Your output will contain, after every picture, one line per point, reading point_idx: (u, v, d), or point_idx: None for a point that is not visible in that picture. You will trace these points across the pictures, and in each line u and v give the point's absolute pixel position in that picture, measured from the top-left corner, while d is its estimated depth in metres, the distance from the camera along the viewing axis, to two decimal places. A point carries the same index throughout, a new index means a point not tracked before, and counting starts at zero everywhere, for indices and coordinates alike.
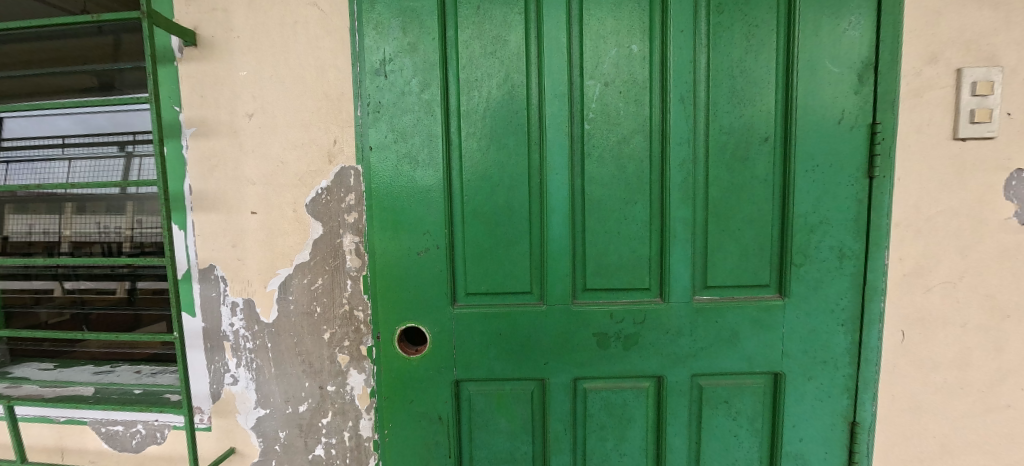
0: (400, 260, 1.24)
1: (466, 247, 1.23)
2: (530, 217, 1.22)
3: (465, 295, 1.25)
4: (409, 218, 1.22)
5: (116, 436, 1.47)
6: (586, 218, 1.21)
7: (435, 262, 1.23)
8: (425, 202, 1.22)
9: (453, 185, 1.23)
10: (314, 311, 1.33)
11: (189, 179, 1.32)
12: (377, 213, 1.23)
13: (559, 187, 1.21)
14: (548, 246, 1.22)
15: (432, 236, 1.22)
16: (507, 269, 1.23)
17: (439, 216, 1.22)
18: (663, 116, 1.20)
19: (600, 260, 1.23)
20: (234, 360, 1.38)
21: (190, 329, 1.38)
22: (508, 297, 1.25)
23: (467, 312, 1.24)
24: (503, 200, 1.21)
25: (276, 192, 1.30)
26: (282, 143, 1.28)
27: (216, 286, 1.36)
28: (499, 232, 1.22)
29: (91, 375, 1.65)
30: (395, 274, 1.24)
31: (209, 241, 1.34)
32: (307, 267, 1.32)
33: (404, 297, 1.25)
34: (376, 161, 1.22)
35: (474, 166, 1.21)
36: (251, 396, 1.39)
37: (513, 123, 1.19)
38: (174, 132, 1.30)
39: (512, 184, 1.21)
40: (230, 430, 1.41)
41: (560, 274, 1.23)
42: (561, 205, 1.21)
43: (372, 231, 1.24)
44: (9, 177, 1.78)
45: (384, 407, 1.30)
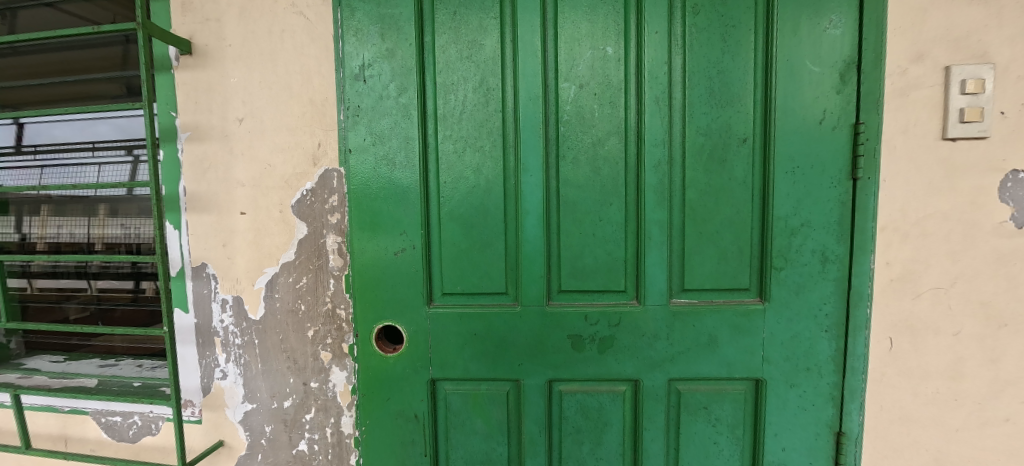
0: (377, 260, 1.26)
1: (443, 249, 1.25)
2: (506, 219, 1.22)
3: (442, 295, 1.26)
4: (387, 219, 1.25)
5: (114, 426, 1.54)
6: (561, 220, 1.22)
7: (412, 262, 1.25)
8: (402, 202, 1.24)
9: (429, 187, 1.25)
10: (298, 309, 1.37)
11: (184, 181, 1.39)
12: (356, 214, 1.26)
13: (535, 189, 1.21)
14: (524, 247, 1.22)
15: (408, 237, 1.24)
16: (484, 270, 1.24)
17: (416, 217, 1.24)
18: (639, 117, 1.19)
19: (575, 262, 1.22)
20: (224, 356, 1.44)
21: (183, 325, 1.44)
22: (485, 298, 1.26)
23: (443, 311, 1.25)
24: (479, 202, 1.22)
25: (263, 194, 1.35)
26: (270, 146, 1.33)
27: (207, 283, 1.41)
28: (474, 234, 1.23)
29: (97, 367, 1.74)
30: (373, 274, 1.27)
31: (202, 240, 1.40)
32: (292, 266, 1.36)
33: (381, 297, 1.27)
34: (356, 164, 1.25)
35: (451, 169, 1.23)
36: (239, 391, 1.44)
37: (487, 126, 1.21)
38: (170, 136, 1.38)
39: (487, 187, 1.22)
40: (219, 423, 1.46)
41: (534, 275, 1.23)
42: (536, 207, 1.21)
43: (350, 232, 1.26)
44: (42, 181, 1.84)
45: (362, 405, 1.32)
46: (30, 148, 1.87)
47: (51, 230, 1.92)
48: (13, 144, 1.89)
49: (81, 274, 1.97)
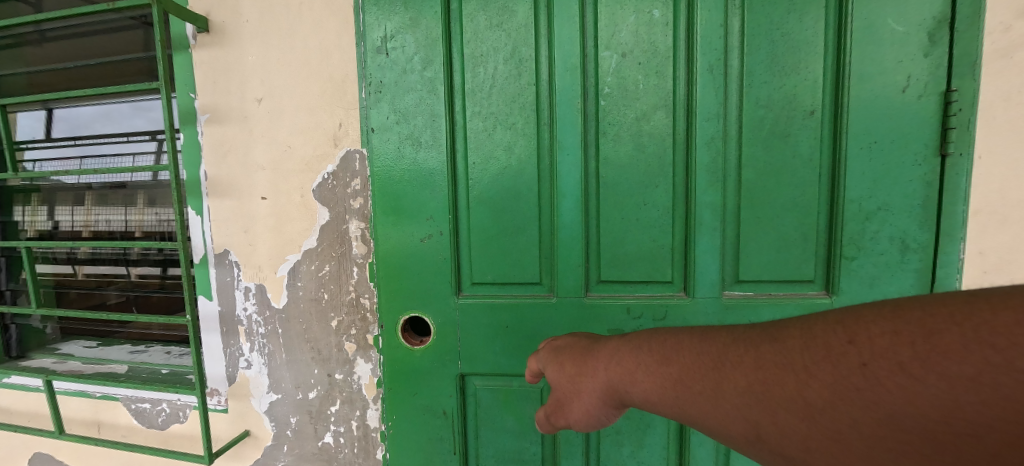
0: (402, 246, 1.18)
1: (471, 235, 1.16)
2: (541, 203, 1.12)
3: (470, 284, 1.18)
4: (412, 203, 1.17)
5: (144, 413, 1.54)
6: (600, 204, 1.10)
7: (439, 249, 1.17)
8: (428, 185, 1.15)
9: (458, 169, 1.16)
10: (321, 297, 1.31)
11: (205, 165, 1.34)
12: (380, 199, 1.18)
13: (572, 169, 1.10)
14: (559, 233, 1.12)
15: (435, 222, 1.16)
16: (517, 258, 1.15)
17: (443, 201, 1.15)
18: (690, 88, 1.07)
19: (615, 250, 1.11)
20: (248, 345, 1.40)
21: (208, 313, 1.41)
22: (517, 288, 1.17)
23: (472, 302, 1.17)
24: (512, 184, 1.12)
25: (284, 177, 1.29)
26: (289, 127, 1.26)
27: (230, 271, 1.37)
28: (505, 219, 1.14)
29: (127, 354, 1.75)
30: (397, 262, 1.19)
31: (224, 226, 1.36)
32: (314, 253, 1.30)
33: (407, 286, 1.20)
34: (378, 144, 1.17)
35: (480, 149, 1.13)
36: (264, 381, 1.40)
37: (519, 101, 1.11)
38: (190, 119, 1.33)
39: (519, 167, 1.12)
40: (244, 413, 1.44)
41: (571, 264, 1.13)
42: (574, 190, 1.10)
43: (374, 217, 1.19)
44: (85, 180, 1.84)
45: (388, 399, 1.26)
46: (70, 139, 1.84)
47: (94, 218, 1.86)
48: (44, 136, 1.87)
49: (120, 259, 1.92)
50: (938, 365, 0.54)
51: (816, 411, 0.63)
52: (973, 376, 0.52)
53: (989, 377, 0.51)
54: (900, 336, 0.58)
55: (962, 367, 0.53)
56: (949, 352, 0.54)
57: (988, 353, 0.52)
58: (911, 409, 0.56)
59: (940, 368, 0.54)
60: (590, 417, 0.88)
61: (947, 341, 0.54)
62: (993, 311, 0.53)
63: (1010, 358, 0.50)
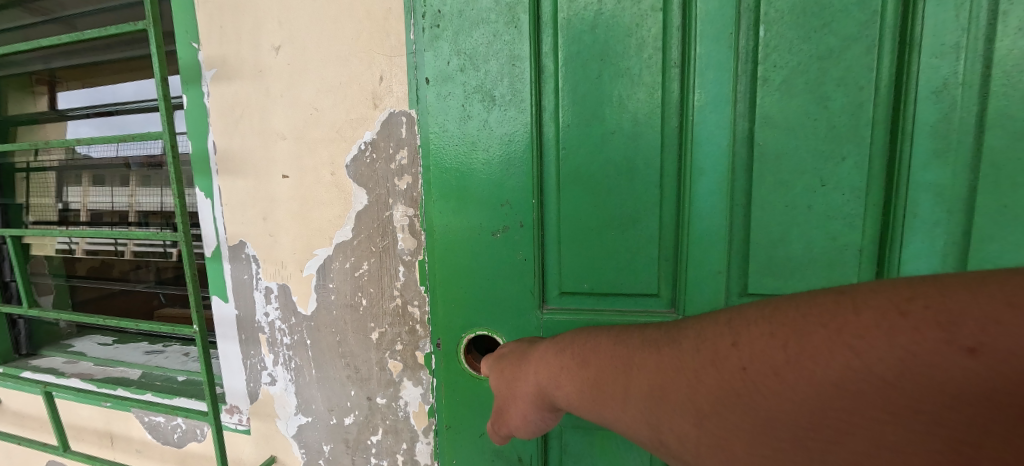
0: (467, 241, 0.87)
1: (562, 229, 0.83)
2: (665, 184, 0.79)
3: (559, 295, 0.87)
4: (480, 185, 0.84)
5: (158, 427, 1.32)
6: (754, 185, 0.76)
7: (517, 247, 0.85)
8: (504, 160, 0.82)
9: (545, 135, 0.82)
10: (358, 303, 1.04)
11: (213, 135, 1.07)
12: (436, 176, 0.87)
13: (715, 135, 0.76)
14: (692, 226, 0.79)
15: (512, 210, 0.84)
16: (626, 261, 0.82)
17: (525, 181, 0.82)
18: (908, 9, 0.68)
19: (772, 252, 0.77)
20: (271, 357, 1.15)
21: (225, 317, 1.16)
22: (624, 302, 0.84)
23: (563, 318, 0.86)
24: (624, 157, 0.78)
25: (310, 150, 1.00)
26: (316, 83, 0.97)
27: (248, 267, 1.11)
28: (612, 205, 0.80)
29: (142, 355, 1.55)
30: (459, 262, 0.88)
31: (238, 212, 1.09)
32: (349, 248, 1.01)
33: (472, 295, 0.89)
34: (431, 102, 0.84)
35: (579, 106, 0.79)
36: (291, 400, 1.15)
37: (638, 35, 0.75)
38: (193, 76, 1.05)
39: (635, 133, 0.77)
40: (269, 436, 1.20)
41: (708, 268, 0.80)
42: (717, 165, 0.77)
43: (428, 200, 0.88)
44: (121, 155, 1.55)
45: (447, 436, 0.98)
46: (107, 109, 1.58)
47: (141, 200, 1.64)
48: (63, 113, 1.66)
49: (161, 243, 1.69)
50: (828, 367, 0.41)
51: (701, 421, 0.49)
52: (873, 381, 0.39)
53: (893, 383, 0.38)
54: (786, 333, 0.44)
55: (861, 371, 0.39)
56: (841, 350, 0.40)
57: (888, 355, 0.38)
58: (791, 417, 0.43)
59: (834, 369, 0.40)
60: (530, 425, 0.72)
61: (842, 336, 0.40)
62: (908, 302, 0.39)
63: (913, 362, 0.37)
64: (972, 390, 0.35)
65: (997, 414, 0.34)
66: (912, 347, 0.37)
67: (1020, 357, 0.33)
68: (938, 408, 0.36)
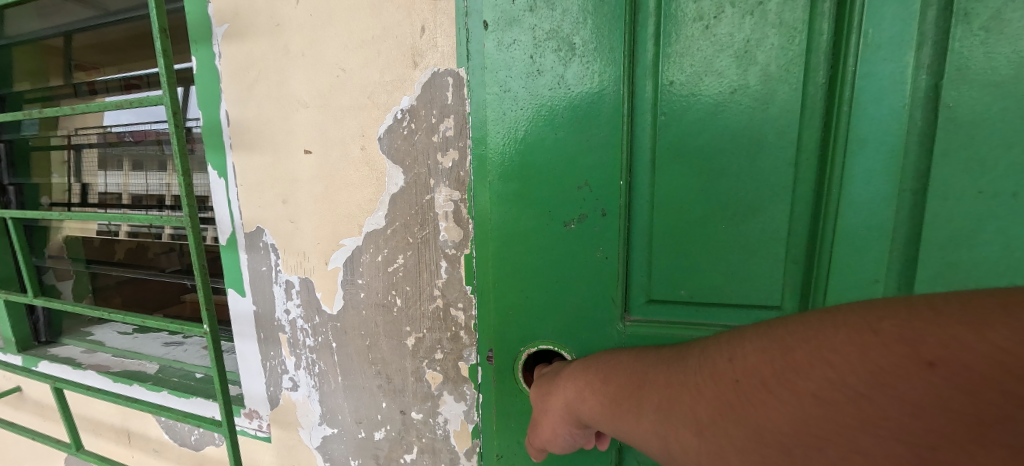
0: (537, 233, 0.75)
1: (659, 212, 0.72)
2: (796, 162, 0.67)
3: (646, 303, 0.76)
4: (548, 163, 0.72)
5: (175, 428, 1.22)
6: (932, 170, 0.63)
7: (596, 241, 0.74)
8: (589, 130, 0.70)
9: (639, 100, 0.70)
10: (392, 303, 0.88)
11: (225, 103, 0.92)
12: (500, 153, 0.74)
13: (882, 99, 0.62)
14: (840, 222, 0.67)
15: (595, 192, 0.72)
16: (744, 258, 0.71)
17: (613, 156, 0.71)
18: None
19: (950, 255, 0.64)
20: (293, 360, 1.01)
21: (242, 313, 1.03)
22: (729, 316, 0.74)
23: (650, 331, 0.76)
24: (747, 126, 0.67)
25: (337, 120, 0.84)
26: (345, 37, 0.80)
27: (266, 258, 0.97)
28: (723, 185, 0.69)
29: (161, 347, 1.45)
30: (526, 258, 0.77)
31: (254, 194, 0.94)
32: (381, 238, 0.86)
33: (540, 293, 0.78)
34: (491, 58, 0.71)
35: (692, 63, 0.67)
36: (314, 408, 1.02)
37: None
38: (202, 33, 0.90)
39: (761, 103, 0.66)
40: (292, 446, 1.07)
41: (855, 267, 0.68)
42: (880, 145, 0.64)
43: (486, 182, 0.75)
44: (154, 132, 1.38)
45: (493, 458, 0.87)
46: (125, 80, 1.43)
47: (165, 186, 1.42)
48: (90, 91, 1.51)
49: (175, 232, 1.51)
50: (810, 380, 0.43)
51: (702, 433, 0.50)
52: (847, 392, 0.41)
53: (864, 394, 0.41)
54: (774, 349, 0.47)
55: (834, 383, 0.42)
56: (822, 364, 0.43)
57: (860, 366, 0.41)
58: (780, 430, 0.45)
59: (813, 381, 0.43)
60: (560, 440, 0.69)
61: (820, 352, 0.43)
62: (880, 321, 0.41)
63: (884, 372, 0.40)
64: (931, 399, 0.38)
65: (950, 421, 0.37)
66: (879, 360, 0.40)
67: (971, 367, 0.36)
68: (903, 416, 0.39)
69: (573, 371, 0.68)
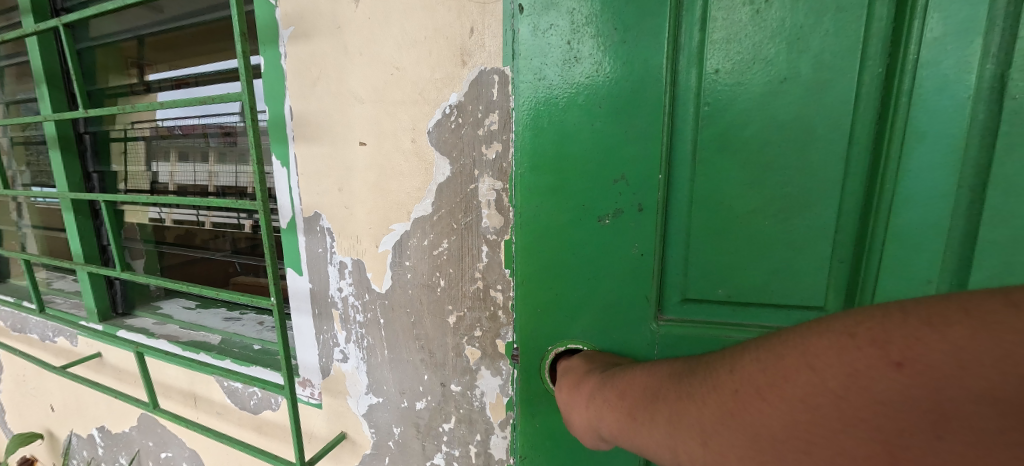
0: (574, 228, 0.82)
1: (698, 198, 0.78)
2: (843, 157, 0.72)
3: (680, 302, 0.83)
4: (592, 153, 0.79)
5: (237, 393, 1.35)
6: (994, 168, 0.66)
7: (630, 229, 0.80)
8: (630, 131, 0.77)
9: (679, 103, 0.76)
10: (436, 284, 0.96)
11: (289, 99, 1.01)
12: (535, 150, 0.81)
13: (943, 93, 0.66)
14: (893, 222, 0.71)
15: (631, 189, 0.78)
16: (782, 245, 0.76)
17: (653, 155, 0.77)
18: None
19: (1008, 250, 0.68)
20: (343, 334, 1.11)
21: (299, 290, 1.13)
22: (768, 315, 0.80)
23: (683, 326, 0.83)
24: (791, 117, 0.72)
25: (390, 114, 0.92)
26: (399, 38, 0.88)
27: (323, 240, 1.06)
28: (766, 181, 0.74)
29: (221, 321, 1.59)
30: (559, 248, 0.83)
31: (313, 182, 1.04)
32: (428, 224, 0.93)
33: (570, 280, 0.85)
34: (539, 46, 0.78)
35: (738, 53, 0.72)
36: (362, 379, 1.11)
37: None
38: (270, 35, 0.99)
39: (804, 100, 0.71)
40: (341, 413, 1.17)
41: (914, 261, 0.72)
42: (939, 144, 0.67)
43: (521, 178, 0.82)
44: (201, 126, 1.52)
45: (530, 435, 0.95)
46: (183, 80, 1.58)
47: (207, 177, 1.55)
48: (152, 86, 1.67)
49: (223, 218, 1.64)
50: (794, 388, 0.47)
51: (706, 437, 0.54)
52: (828, 395, 0.45)
53: (844, 396, 0.44)
54: (765, 358, 0.51)
55: (819, 386, 0.45)
56: (805, 368, 0.47)
57: (838, 371, 0.44)
58: (773, 429, 0.49)
59: (800, 387, 0.47)
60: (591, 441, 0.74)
61: (804, 357, 0.47)
62: (857, 327, 0.45)
63: (858, 375, 0.43)
64: (900, 400, 0.42)
65: (927, 417, 0.41)
66: (854, 364, 0.44)
67: (935, 367, 0.40)
68: (878, 413, 0.42)
69: (590, 386, 0.73)
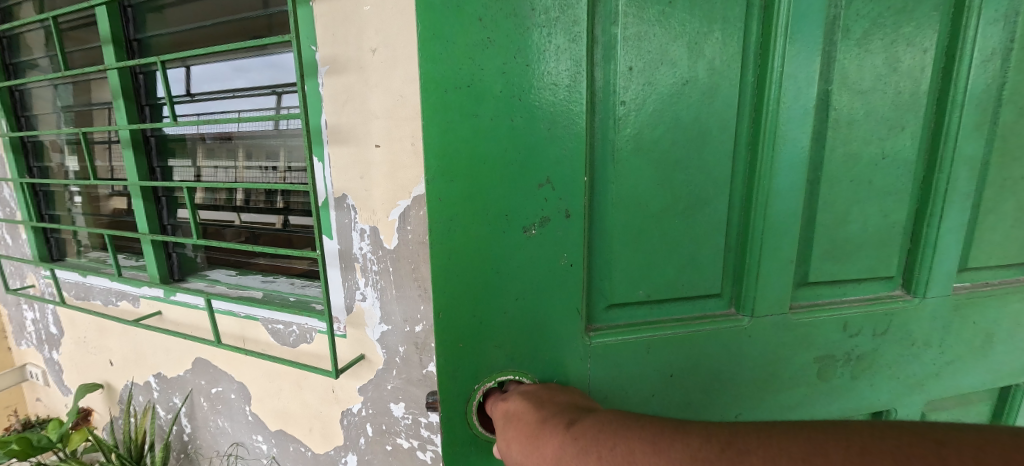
0: (499, 240, 0.93)
1: (611, 193, 0.97)
2: (726, 157, 1.01)
3: (606, 307, 1.04)
4: (517, 165, 0.90)
5: (279, 332, 1.80)
6: (820, 167, 1.05)
7: (559, 232, 0.94)
8: (556, 148, 0.90)
9: (597, 122, 0.95)
10: (429, 241, 1.42)
11: (325, 114, 1.46)
12: (464, 170, 0.89)
13: (798, 104, 1.00)
14: (770, 208, 1.04)
15: (557, 197, 0.93)
16: (685, 229, 1.02)
17: (574, 167, 0.92)
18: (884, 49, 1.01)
19: (827, 230, 1.08)
20: (363, 280, 1.56)
21: (331, 250, 1.58)
22: (680, 307, 1.08)
23: (608, 333, 1.04)
24: (686, 124, 0.97)
25: (397, 126, 1.37)
26: (402, 76, 1.33)
27: (348, 213, 1.51)
28: (675, 182, 0.99)
29: (261, 282, 2.04)
30: (487, 259, 0.93)
31: (342, 172, 1.48)
32: (424, 200, 1.40)
33: (496, 286, 0.95)
34: (484, 50, 0.85)
35: (648, 66, 0.93)
36: (376, 312, 1.57)
37: (719, 21, 0.94)
38: (313, 71, 1.44)
39: (693, 110, 0.96)
40: (361, 339, 1.62)
41: (780, 239, 1.06)
42: (793, 150, 1.02)
43: (450, 197, 0.90)
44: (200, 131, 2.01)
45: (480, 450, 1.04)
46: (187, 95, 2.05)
47: (211, 169, 2.04)
48: (184, 93, 2.07)
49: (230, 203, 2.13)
50: None
51: None
52: None
53: None
54: None
55: None
56: None
57: None
58: None
59: None
60: None
61: None
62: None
63: None
64: None
65: None
66: None
67: None
68: None
69: (574, 445, 0.76)
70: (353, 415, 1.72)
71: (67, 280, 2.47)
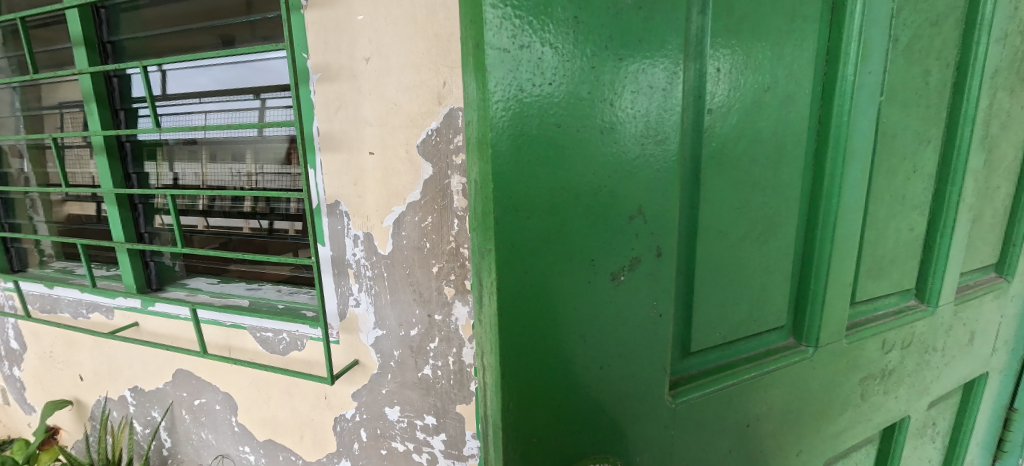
0: (574, 300, 0.61)
1: (700, 225, 0.70)
2: (799, 163, 0.78)
3: (682, 360, 0.75)
4: (600, 187, 0.58)
5: (268, 340, 1.78)
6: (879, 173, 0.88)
7: (649, 278, 0.64)
8: (649, 159, 0.60)
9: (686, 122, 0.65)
10: (424, 246, 1.45)
11: (317, 121, 1.46)
12: (526, 198, 0.56)
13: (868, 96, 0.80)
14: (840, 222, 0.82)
15: (650, 230, 0.62)
16: (760, 254, 0.78)
17: (670, 188, 0.61)
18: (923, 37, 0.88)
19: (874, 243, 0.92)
20: (357, 285, 1.57)
21: (323, 257, 1.58)
22: (750, 346, 0.83)
23: (693, 392, 0.74)
24: (767, 123, 0.72)
25: (391, 133, 1.39)
26: (396, 85, 1.35)
27: (341, 220, 1.52)
28: (753, 198, 0.74)
29: (246, 289, 2.00)
30: (555, 328, 0.61)
31: (335, 179, 1.49)
32: (418, 206, 1.42)
33: (568, 366, 0.63)
34: (562, 19, 0.53)
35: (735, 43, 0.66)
36: (371, 318, 1.58)
37: (800, 10, 0.71)
38: (304, 78, 1.44)
39: (779, 121, 0.73)
40: (353, 344, 1.63)
41: (844, 257, 0.86)
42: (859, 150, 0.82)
43: (510, 239, 0.57)
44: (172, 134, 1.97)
45: None
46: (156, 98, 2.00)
47: (186, 173, 2.01)
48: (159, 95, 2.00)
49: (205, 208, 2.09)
50: None
51: None
52: None
53: None
54: None
55: None
56: None
57: None
58: None
59: None
60: None
61: None
62: None
63: None
64: None
65: None
66: None
67: None
68: None
69: None
70: (346, 421, 1.72)
71: (32, 292, 2.36)
